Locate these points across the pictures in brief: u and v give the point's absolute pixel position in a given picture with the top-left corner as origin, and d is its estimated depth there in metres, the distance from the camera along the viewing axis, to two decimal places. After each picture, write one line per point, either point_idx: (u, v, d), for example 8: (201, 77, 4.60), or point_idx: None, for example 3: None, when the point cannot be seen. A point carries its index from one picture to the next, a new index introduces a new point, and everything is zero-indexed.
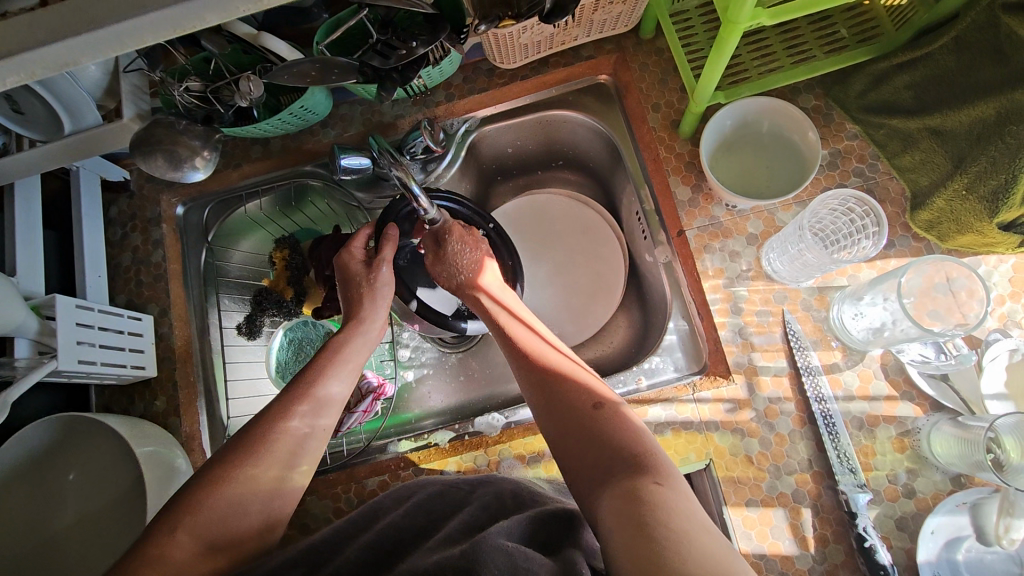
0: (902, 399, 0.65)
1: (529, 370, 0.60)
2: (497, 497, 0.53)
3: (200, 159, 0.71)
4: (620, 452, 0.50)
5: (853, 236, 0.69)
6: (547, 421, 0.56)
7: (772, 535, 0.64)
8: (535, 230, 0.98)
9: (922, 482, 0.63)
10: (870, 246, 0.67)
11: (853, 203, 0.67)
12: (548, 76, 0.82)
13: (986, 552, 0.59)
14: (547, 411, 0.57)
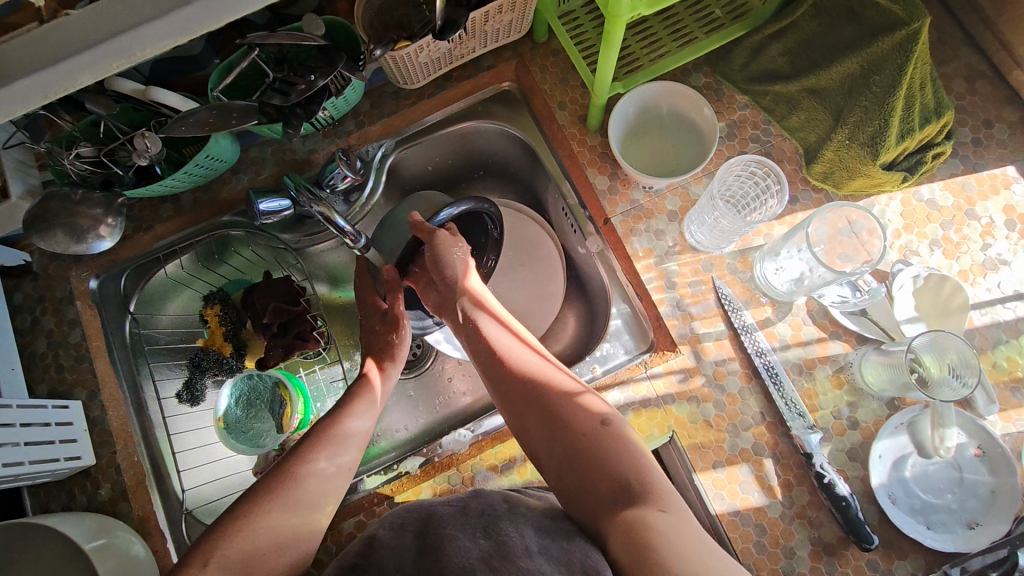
0: (831, 339, 0.70)
1: (516, 385, 0.59)
2: (489, 504, 0.52)
3: (104, 228, 0.67)
4: (617, 477, 0.51)
5: (760, 198, 0.74)
6: (540, 440, 0.56)
7: (742, 490, 0.67)
8: None
9: (863, 412, 0.67)
10: (776, 203, 0.72)
11: (754, 166, 0.71)
12: (454, 90, 0.84)
13: (928, 465, 0.64)
14: (541, 430, 0.56)
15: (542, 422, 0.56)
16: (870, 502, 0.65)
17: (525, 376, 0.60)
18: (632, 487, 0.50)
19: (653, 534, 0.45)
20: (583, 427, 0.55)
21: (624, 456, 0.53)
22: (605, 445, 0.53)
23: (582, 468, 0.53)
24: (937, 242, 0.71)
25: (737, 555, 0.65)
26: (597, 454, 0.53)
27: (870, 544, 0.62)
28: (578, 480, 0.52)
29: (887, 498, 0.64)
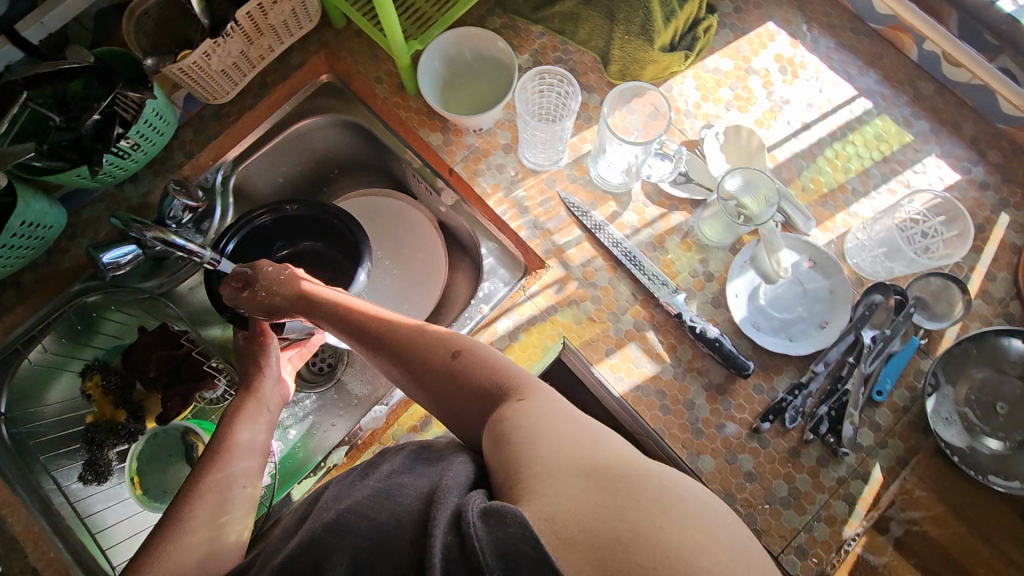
0: (671, 211, 0.78)
1: (367, 342, 0.60)
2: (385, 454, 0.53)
3: None
4: (480, 389, 0.53)
5: (565, 104, 0.79)
6: (407, 384, 0.57)
7: (636, 366, 0.73)
8: None
9: (714, 264, 0.76)
10: (573, 102, 0.77)
11: (544, 77, 0.78)
12: (273, 94, 0.86)
13: (776, 288, 0.74)
14: (403, 374, 0.57)
15: (405, 367, 0.57)
16: (741, 336, 0.73)
17: (376, 333, 0.59)
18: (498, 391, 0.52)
19: (514, 424, 0.47)
20: (440, 357, 0.55)
21: (486, 368, 0.54)
22: (464, 366, 0.54)
23: (450, 394, 0.54)
24: (730, 103, 0.81)
25: (649, 423, 0.71)
26: (462, 376, 0.54)
27: (746, 369, 0.70)
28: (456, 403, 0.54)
29: (753, 327, 0.72)
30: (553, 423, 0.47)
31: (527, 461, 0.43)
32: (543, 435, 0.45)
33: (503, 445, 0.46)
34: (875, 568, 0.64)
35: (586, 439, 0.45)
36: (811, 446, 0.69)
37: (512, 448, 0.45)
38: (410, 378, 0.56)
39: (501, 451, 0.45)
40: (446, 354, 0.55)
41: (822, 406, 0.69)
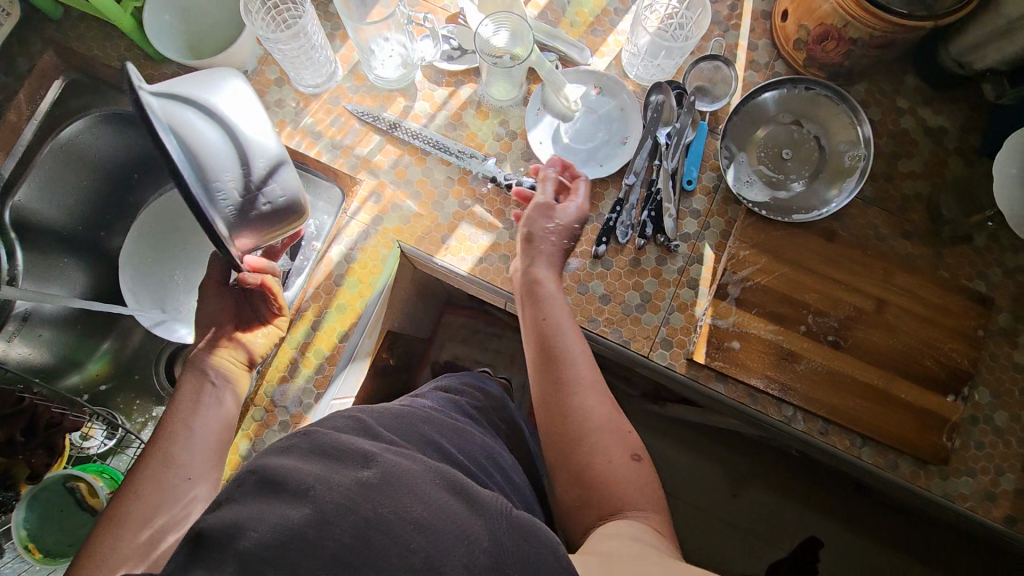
0: (458, 87, 0.78)
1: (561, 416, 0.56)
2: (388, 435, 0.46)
3: None
4: (618, 488, 0.51)
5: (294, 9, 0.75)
6: (545, 403, 0.57)
7: (473, 241, 0.75)
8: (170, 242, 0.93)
9: (513, 123, 0.77)
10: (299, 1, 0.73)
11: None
12: (13, 111, 0.78)
13: (574, 123, 0.76)
14: (549, 401, 0.57)
15: (572, 415, 0.56)
16: None
17: (563, 391, 0.57)
18: (620, 489, 0.51)
19: (611, 526, 0.47)
20: (611, 446, 0.54)
21: (648, 480, 0.53)
22: (627, 468, 0.53)
23: (581, 452, 0.54)
24: None
25: (501, 287, 0.74)
26: (618, 465, 0.53)
27: None
28: (578, 477, 0.53)
29: None
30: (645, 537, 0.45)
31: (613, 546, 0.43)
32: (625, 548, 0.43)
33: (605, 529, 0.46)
34: (728, 331, 0.70)
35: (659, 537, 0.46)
36: (648, 251, 0.74)
37: (604, 534, 0.45)
38: (557, 404, 0.57)
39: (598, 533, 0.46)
40: (592, 405, 0.56)
41: (645, 212, 0.74)
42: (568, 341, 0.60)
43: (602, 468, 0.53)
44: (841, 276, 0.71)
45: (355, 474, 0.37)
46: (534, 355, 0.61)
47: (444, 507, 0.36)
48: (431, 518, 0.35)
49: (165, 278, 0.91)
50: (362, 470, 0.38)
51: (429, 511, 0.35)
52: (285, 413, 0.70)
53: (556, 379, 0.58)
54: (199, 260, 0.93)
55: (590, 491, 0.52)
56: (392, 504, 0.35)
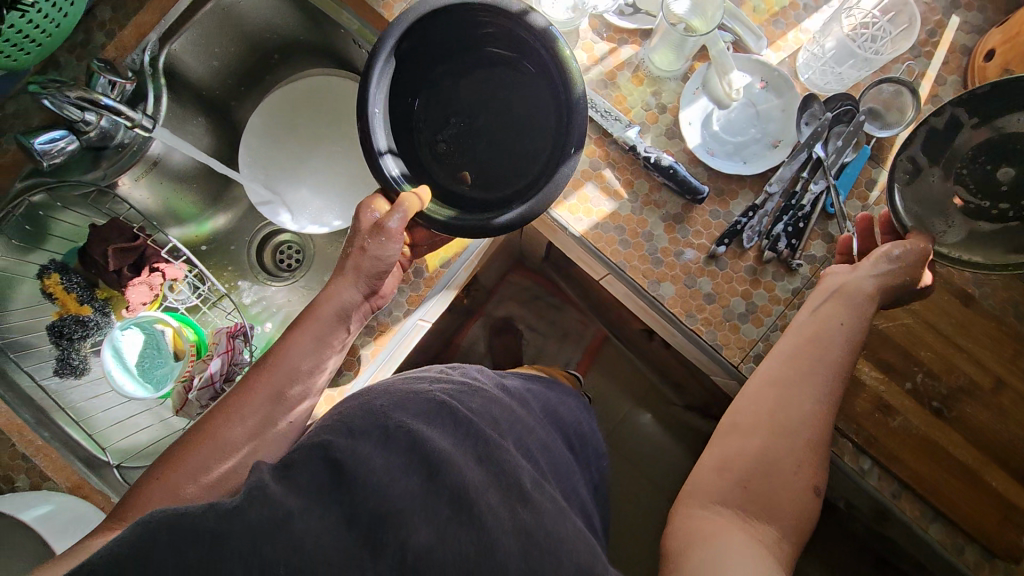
0: (621, 46, 0.75)
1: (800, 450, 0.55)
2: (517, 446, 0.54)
3: None
4: (784, 504, 0.53)
5: None
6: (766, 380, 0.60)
7: (594, 205, 0.73)
8: (292, 129, 0.95)
9: (667, 96, 0.74)
10: None
11: None
12: None
13: (729, 113, 0.73)
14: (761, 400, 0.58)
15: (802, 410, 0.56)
16: (696, 165, 0.73)
17: (823, 403, 0.57)
18: (789, 498, 0.53)
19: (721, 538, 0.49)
20: (812, 466, 0.55)
21: (808, 513, 0.54)
22: (805, 489, 0.54)
23: (770, 450, 0.55)
24: None
25: (609, 258, 0.72)
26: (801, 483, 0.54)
27: (701, 194, 0.70)
28: (761, 464, 0.55)
29: (707, 153, 0.72)
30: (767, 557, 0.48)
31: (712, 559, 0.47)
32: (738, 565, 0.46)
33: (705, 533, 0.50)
34: None
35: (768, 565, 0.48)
36: (768, 264, 0.71)
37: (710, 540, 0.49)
38: (781, 400, 0.57)
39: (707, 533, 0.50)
40: (808, 436, 0.56)
41: (777, 225, 0.71)
42: (831, 400, 0.58)
43: (779, 470, 0.54)
44: (964, 342, 0.67)
45: (490, 497, 0.44)
46: (795, 331, 0.63)
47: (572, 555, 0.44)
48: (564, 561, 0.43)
49: (279, 163, 0.94)
50: (520, 507, 0.44)
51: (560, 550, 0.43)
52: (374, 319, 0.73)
53: (816, 371, 0.58)
54: (313, 154, 0.95)
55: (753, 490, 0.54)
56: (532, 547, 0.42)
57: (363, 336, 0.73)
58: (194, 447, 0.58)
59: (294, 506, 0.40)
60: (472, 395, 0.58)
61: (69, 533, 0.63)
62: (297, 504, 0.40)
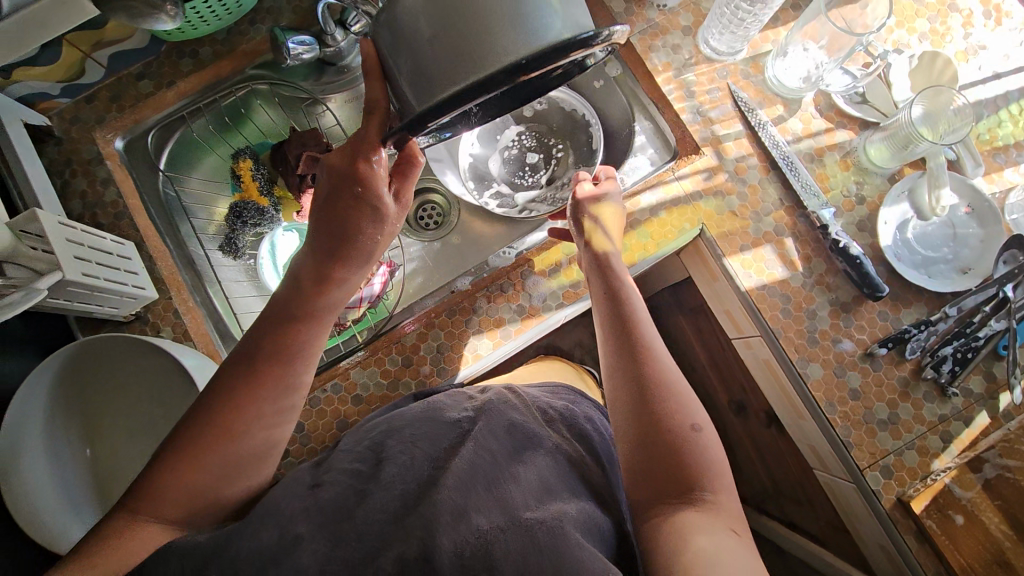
0: (837, 129, 0.77)
1: (642, 407, 0.54)
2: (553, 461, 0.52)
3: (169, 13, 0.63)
4: (678, 460, 0.50)
5: None
6: (615, 378, 0.58)
7: (768, 267, 0.74)
8: None
9: (869, 189, 0.75)
10: None
11: None
12: None
13: (927, 225, 0.73)
14: (621, 399, 0.56)
15: (633, 379, 0.56)
16: (879, 263, 0.73)
17: (649, 353, 0.58)
18: (705, 479, 0.50)
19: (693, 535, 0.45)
20: (701, 434, 0.52)
21: (710, 476, 0.50)
22: (694, 433, 0.52)
23: (649, 434, 0.52)
24: (925, 35, 0.78)
25: (766, 322, 0.72)
26: (704, 459, 0.51)
27: (880, 292, 0.70)
28: (647, 451, 0.51)
29: (894, 256, 0.72)
30: (721, 535, 0.45)
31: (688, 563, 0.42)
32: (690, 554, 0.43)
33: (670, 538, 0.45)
34: (960, 502, 0.66)
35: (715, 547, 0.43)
36: (922, 381, 0.70)
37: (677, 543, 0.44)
38: (625, 392, 0.56)
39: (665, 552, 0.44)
40: (657, 389, 0.54)
41: (944, 346, 0.70)
42: (654, 344, 0.59)
43: (674, 443, 0.51)
44: None
45: (527, 512, 0.44)
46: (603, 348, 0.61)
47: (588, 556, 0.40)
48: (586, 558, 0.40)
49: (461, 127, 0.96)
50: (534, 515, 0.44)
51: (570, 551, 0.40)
52: (527, 300, 0.76)
53: (638, 345, 0.59)
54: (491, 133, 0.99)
55: (653, 473, 0.50)
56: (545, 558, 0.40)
57: (511, 313, 0.75)
58: (204, 455, 0.46)
59: (303, 531, 0.41)
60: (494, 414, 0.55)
61: None
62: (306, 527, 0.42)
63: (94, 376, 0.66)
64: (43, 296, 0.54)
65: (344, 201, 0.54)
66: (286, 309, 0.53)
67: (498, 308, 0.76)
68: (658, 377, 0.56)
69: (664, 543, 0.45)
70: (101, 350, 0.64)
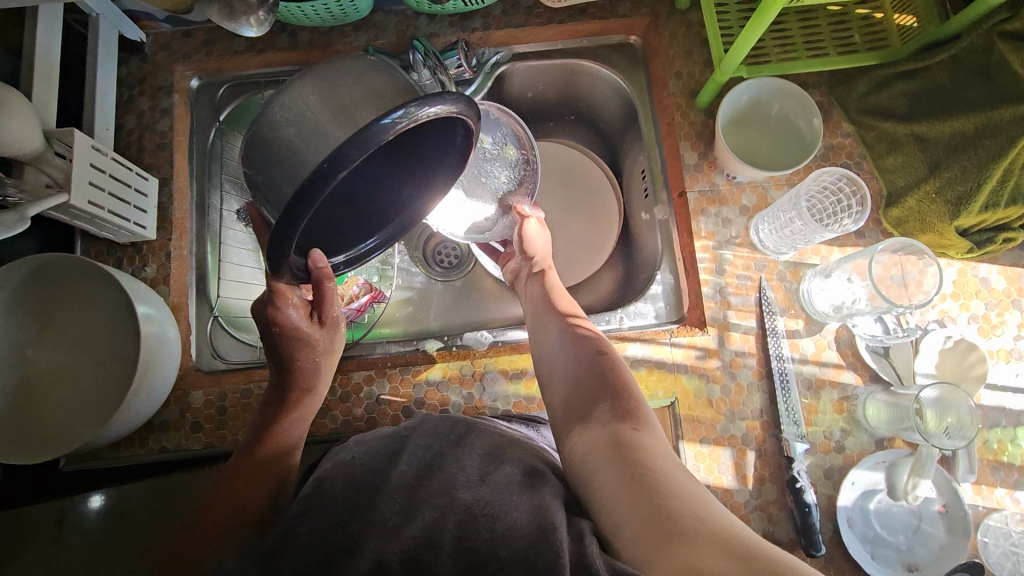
0: (847, 369, 0.73)
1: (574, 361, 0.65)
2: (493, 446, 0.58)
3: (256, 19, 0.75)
4: (610, 399, 0.61)
5: (836, 215, 0.74)
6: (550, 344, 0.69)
7: (718, 470, 0.71)
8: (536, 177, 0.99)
9: (852, 440, 0.72)
10: (851, 224, 0.72)
11: (844, 182, 0.72)
12: (581, 25, 0.84)
13: (893, 505, 0.69)
14: (556, 364, 0.67)
15: (556, 336, 0.69)
16: (828, 519, 0.70)
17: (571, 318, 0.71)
18: (610, 398, 0.61)
19: (634, 446, 0.53)
20: (608, 368, 0.64)
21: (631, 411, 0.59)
22: (614, 380, 0.63)
23: (583, 384, 0.63)
24: (975, 317, 0.73)
25: None
26: (611, 383, 0.62)
27: (816, 551, 0.67)
28: (567, 397, 0.63)
29: (845, 519, 0.69)
30: (620, 433, 0.55)
31: (638, 477, 0.49)
32: (605, 459, 0.52)
33: (614, 451, 0.53)
34: None
35: (652, 467, 0.50)
36: None
37: (623, 458, 0.51)
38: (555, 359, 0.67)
39: (616, 468, 0.51)
40: (587, 355, 0.66)
41: None
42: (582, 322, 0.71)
43: (585, 385, 0.63)
44: None
45: (463, 492, 0.52)
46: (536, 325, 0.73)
47: (515, 509, 0.49)
48: (517, 512, 0.48)
49: None
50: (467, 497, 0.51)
51: (496, 509, 0.49)
52: (478, 392, 0.75)
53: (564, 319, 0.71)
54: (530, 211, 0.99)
55: (573, 407, 0.62)
56: (480, 522, 0.48)
57: (458, 398, 0.74)
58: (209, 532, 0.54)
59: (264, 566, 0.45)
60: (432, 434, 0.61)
61: (149, 374, 0.68)
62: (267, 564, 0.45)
63: (60, 292, 0.69)
64: (25, 225, 0.55)
65: (287, 362, 0.63)
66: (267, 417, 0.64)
67: (448, 387, 0.75)
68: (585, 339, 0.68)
69: (606, 456, 0.53)
70: (71, 273, 0.68)
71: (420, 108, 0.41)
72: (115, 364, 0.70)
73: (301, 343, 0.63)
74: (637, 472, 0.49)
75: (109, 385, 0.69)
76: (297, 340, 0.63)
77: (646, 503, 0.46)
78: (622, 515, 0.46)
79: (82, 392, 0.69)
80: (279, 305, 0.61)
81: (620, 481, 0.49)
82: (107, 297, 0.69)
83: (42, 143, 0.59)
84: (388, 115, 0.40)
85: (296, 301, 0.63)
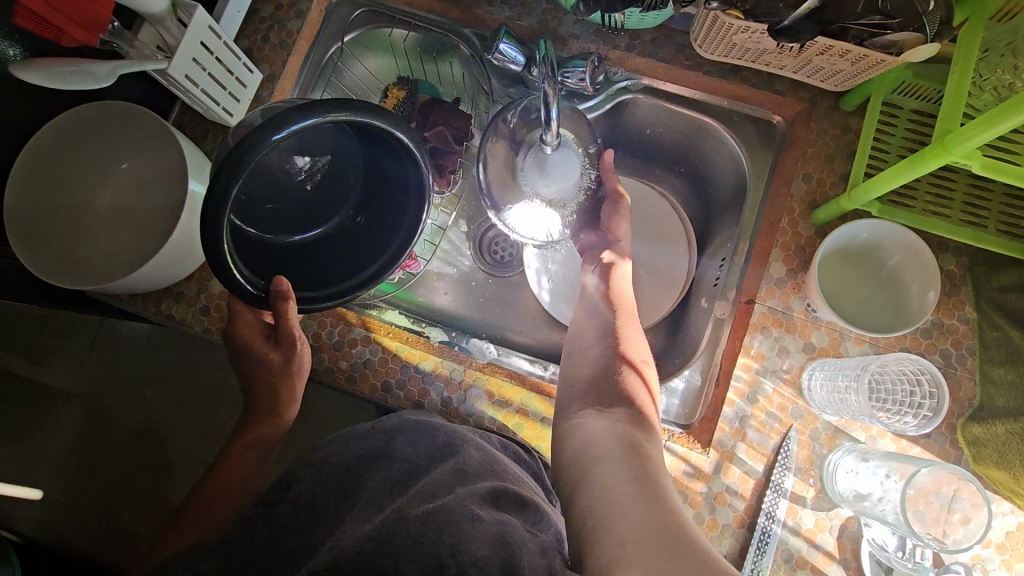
0: (837, 562, 0.65)
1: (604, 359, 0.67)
2: (462, 468, 0.53)
3: None
4: (629, 405, 0.61)
5: (900, 406, 0.65)
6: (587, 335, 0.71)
7: None
8: None
9: None
10: (911, 424, 0.64)
11: (924, 377, 0.63)
12: (731, 85, 0.76)
13: None
14: (584, 361, 0.68)
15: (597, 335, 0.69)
16: None
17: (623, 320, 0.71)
18: (629, 406, 0.61)
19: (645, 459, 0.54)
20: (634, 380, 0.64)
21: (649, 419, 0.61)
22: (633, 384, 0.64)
23: (606, 385, 0.64)
24: None
25: None
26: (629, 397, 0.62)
27: None
28: (584, 395, 0.64)
29: None
30: (630, 442, 0.56)
31: (639, 490, 0.49)
32: (612, 460, 0.53)
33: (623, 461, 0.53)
34: None
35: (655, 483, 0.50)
36: None
37: (632, 470, 0.52)
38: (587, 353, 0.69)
39: (622, 480, 0.51)
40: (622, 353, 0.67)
41: None
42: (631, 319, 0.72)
43: (610, 390, 0.63)
44: None
45: (431, 503, 0.47)
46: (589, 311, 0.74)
47: (488, 533, 0.45)
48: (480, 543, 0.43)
49: None
50: (435, 503, 0.47)
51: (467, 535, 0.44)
52: (458, 400, 0.72)
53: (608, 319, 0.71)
54: None
55: (586, 405, 0.62)
56: (444, 535, 0.44)
57: (437, 396, 0.73)
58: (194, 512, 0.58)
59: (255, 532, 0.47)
60: (406, 427, 0.58)
61: (176, 249, 0.68)
62: (269, 536, 0.47)
63: (141, 145, 0.73)
64: (112, 77, 0.58)
65: (249, 378, 0.66)
66: (247, 417, 0.67)
67: (433, 381, 0.73)
68: (628, 339, 0.69)
69: (609, 459, 0.54)
70: (153, 127, 0.71)
71: (332, 111, 0.44)
72: (162, 225, 0.72)
73: (256, 359, 0.65)
74: (645, 487, 0.50)
75: (149, 242, 0.72)
76: (251, 357, 0.64)
77: (642, 509, 0.47)
78: (619, 517, 0.47)
79: (125, 236, 0.73)
80: (235, 322, 0.63)
81: (626, 489, 0.49)
82: (174, 159, 0.72)
83: (165, 8, 0.61)
84: (282, 127, 0.43)
85: (252, 322, 0.64)
